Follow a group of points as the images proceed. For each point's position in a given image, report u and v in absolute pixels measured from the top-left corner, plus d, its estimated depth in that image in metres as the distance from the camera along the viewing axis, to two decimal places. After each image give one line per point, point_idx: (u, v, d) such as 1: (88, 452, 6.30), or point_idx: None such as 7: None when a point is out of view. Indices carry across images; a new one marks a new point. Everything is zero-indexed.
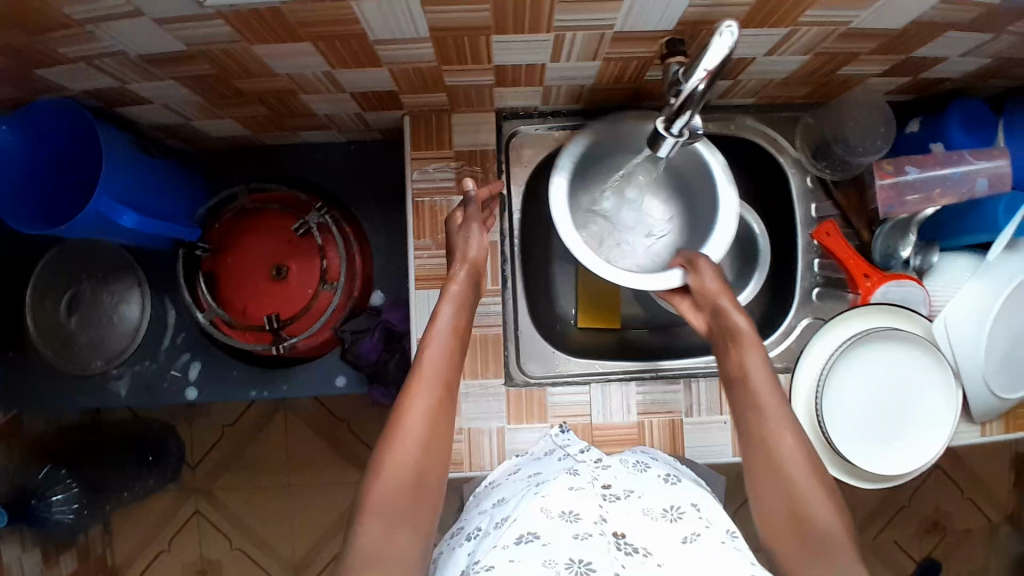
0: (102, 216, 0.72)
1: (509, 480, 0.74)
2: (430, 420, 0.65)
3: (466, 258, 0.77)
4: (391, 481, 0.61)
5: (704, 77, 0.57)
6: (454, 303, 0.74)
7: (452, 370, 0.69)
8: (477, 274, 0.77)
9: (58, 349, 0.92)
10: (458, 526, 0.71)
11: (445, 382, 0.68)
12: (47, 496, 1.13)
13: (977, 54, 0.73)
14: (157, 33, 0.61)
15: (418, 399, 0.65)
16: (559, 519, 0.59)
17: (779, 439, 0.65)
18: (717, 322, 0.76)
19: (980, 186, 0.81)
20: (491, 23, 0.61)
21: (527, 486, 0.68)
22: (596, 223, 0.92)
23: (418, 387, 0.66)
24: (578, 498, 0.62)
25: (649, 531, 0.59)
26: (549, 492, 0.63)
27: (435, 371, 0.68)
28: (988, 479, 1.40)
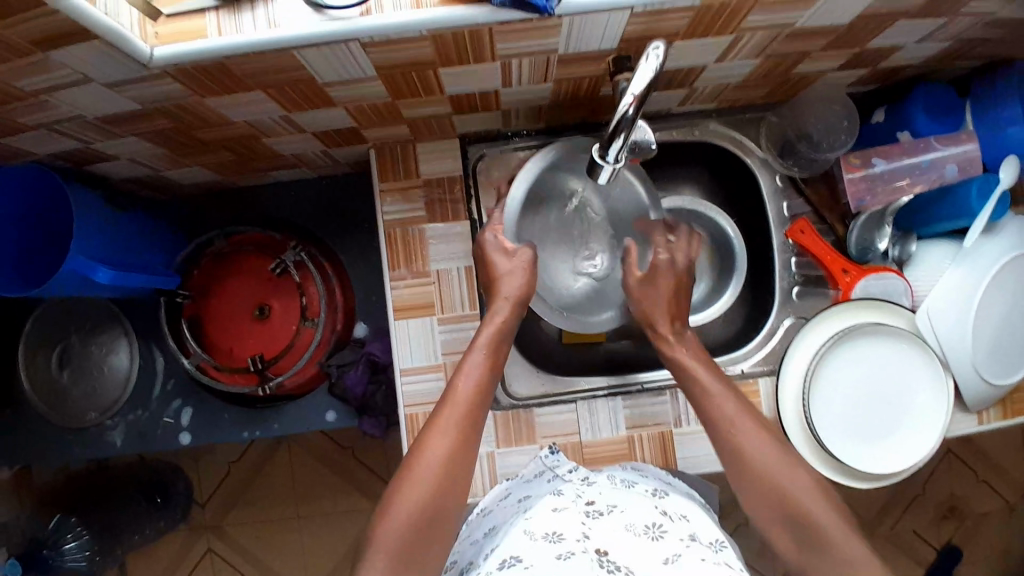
0: (76, 274, 0.73)
1: (499, 505, 0.74)
2: (451, 457, 0.63)
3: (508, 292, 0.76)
4: (399, 520, 0.59)
5: (632, 102, 0.57)
6: (494, 335, 0.73)
7: (479, 408, 0.68)
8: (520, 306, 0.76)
9: (51, 404, 0.94)
10: (451, 559, 0.71)
11: (472, 420, 0.66)
12: (60, 545, 1.20)
13: (932, 39, 0.72)
14: (108, 95, 0.62)
15: (441, 433, 0.64)
16: (542, 542, 0.59)
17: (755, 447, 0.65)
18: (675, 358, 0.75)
19: (949, 172, 0.82)
20: (435, 57, 0.62)
21: (516, 510, 0.68)
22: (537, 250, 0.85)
23: (441, 420, 0.65)
24: (561, 519, 0.62)
25: (634, 548, 0.58)
26: (533, 517, 0.63)
27: (464, 406, 0.67)
28: (1002, 460, 1.38)
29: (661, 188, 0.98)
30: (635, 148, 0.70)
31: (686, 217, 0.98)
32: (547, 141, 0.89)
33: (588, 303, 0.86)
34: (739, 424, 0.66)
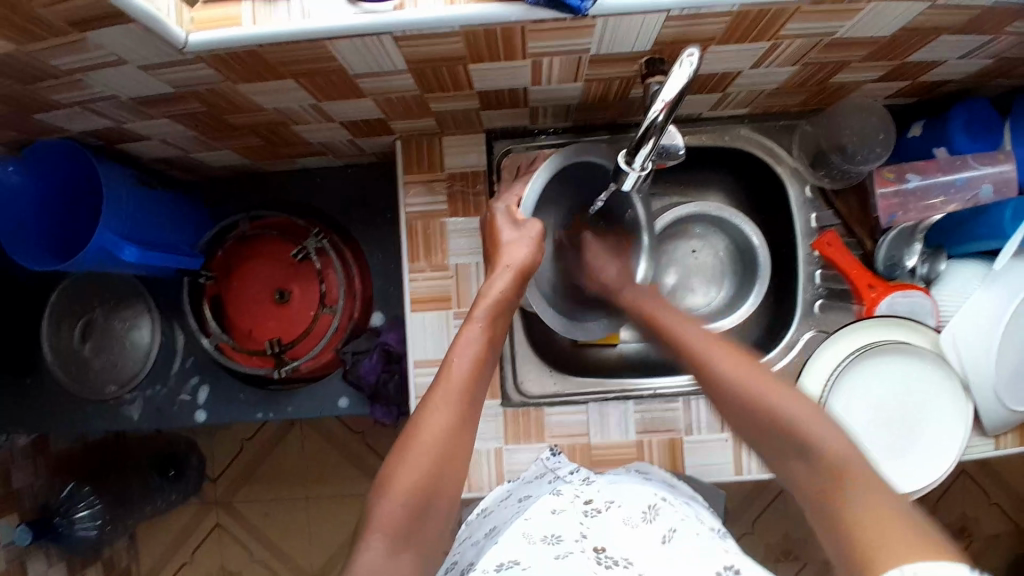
0: (104, 252, 0.75)
1: (499, 507, 0.75)
2: (449, 438, 0.62)
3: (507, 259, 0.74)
4: (399, 502, 0.58)
5: (662, 108, 0.57)
6: (490, 309, 0.71)
7: (476, 386, 0.67)
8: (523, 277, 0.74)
9: (74, 374, 0.96)
10: (449, 561, 0.71)
11: (469, 398, 0.65)
12: (71, 514, 1.20)
13: (977, 55, 0.70)
14: (142, 77, 0.63)
15: (439, 411, 0.63)
16: (540, 543, 0.59)
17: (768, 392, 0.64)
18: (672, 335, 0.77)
19: (984, 192, 0.80)
20: (465, 53, 0.62)
21: (514, 510, 0.69)
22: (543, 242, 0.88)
23: (440, 399, 0.64)
24: (559, 520, 0.62)
25: (630, 542, 0.59)
26: (531, 517, 0.64)
27: (458, 386, 0.65)
28: (1018, 485, 1.35)
29: (685, 192, 0.97)
30: (662, 152, 0.69)
31: (710, 223, 0.96)
32: (574, 139, 0.88)
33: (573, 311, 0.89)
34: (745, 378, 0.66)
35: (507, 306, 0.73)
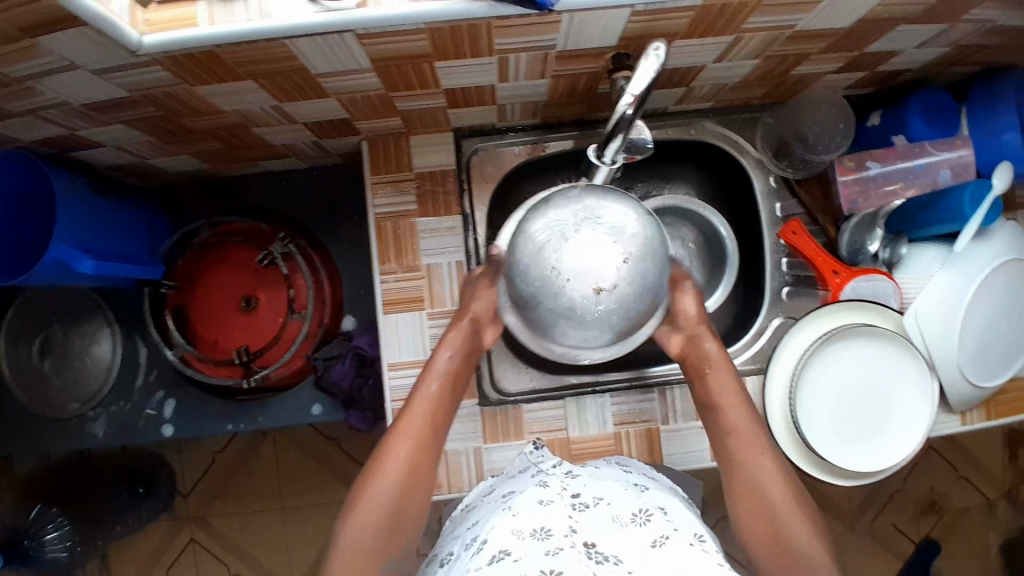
0: (61, 263, 0.71)
1: (484, 501, 0.75)
2: (412, 461, 0.67)
3: (466, 308, 0.75)
4: (366, 520, 0.64)
5: (631, 102, 0.57)
6: (454, 350, 0.74)
7: (441, 412, 0.71)
8: (478, 325, 0.75)
9: (34, 393, 0.93)
10: (433, 553, 0.73)
11: (434, 425, 0.70)
12: (41, 536, 1.21)
13: (932, 44, 0.72)
14: (98, 83, 0.60)
15: (403, 437, 0.68)
16: (529, 537, 0.59)
17: (755, 464, 0.67)
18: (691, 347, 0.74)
19: (943, 177, 0.83)
20: (431, 51, 0.61)
21: (499, 504, 0.69)
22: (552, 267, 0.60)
23: (405, 427, 0.69)
24: (547, 513, 0.63)
25: (619, 539, 0.60)
26: (519, 509, 0.63)
27: (423, 414, 0.70)
28: (982, 458, 1.41)
29: (654, 184, 0.97)
30: (630, 146, 0.67)
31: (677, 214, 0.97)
32: (541, 136, 0.88)
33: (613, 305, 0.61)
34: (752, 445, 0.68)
35: (470, 350, 0.75)
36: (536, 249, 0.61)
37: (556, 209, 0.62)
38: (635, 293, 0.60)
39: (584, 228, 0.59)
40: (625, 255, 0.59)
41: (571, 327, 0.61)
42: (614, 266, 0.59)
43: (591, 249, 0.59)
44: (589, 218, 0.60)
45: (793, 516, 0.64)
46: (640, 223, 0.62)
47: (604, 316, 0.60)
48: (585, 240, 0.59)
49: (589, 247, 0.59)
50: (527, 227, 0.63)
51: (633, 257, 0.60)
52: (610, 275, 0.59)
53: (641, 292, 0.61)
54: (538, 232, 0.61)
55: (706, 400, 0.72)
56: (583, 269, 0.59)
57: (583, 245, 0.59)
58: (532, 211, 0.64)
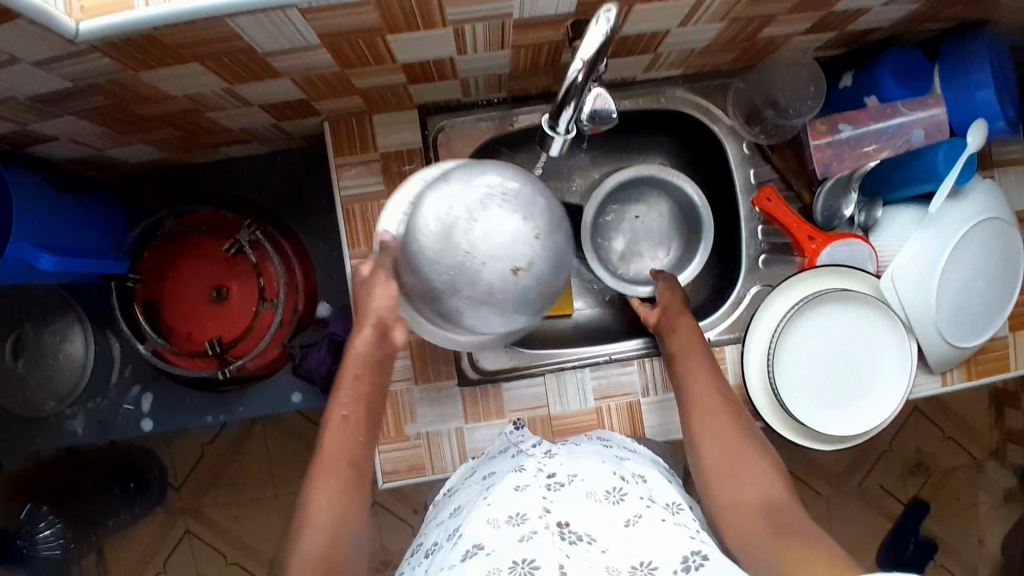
0: (20, 263, 0.70)
1: (465, 485, 0.75)
2: (338, 509, 0.60)
3: (364, 311, 0.63)
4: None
5: (581, 68, 0.56)
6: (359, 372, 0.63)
7: (358, 443, 0.63)
8: (383, 327, 0.63)
9: (9, 393, 0.91)
10: (418, 542, 0.73)
11: (356, 463, 0.62)
12: (33, 533, 1.20)
13: (901, 0, 0.70)
14: (39, 74, 0.58)
15: (321, 487, 0.60)
16: (505, 524, 0.59)
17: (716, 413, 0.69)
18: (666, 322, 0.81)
19: (916, 137, 0.81)
20: (380, 24, 0.59)
21: (480, 489, 0.69)
22: (457, 259, 0.59)
23: (321, 475, 0.61)
24: (522, 498, 0.62)
25: (593, 515, 0.60)
26: (495, 500, 0.63)
27: (340, 452, 0.62)
28: (968, 417, 1.41)
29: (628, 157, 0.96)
30: (594, 117, 0.64)
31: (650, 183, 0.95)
32: (510, 109, 0.86)
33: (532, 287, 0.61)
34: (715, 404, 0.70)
35: (376, 362, 0.63)
36: (444, 237, 0.59)
37: (456, 193, 0.60)
38: (547, 267, 0.61)
39: (490, 209, 0.59)
40: (533, 230, 0.59)
41: (490, 309, 0.61)
42: (525, 242, 0.59)
43: (501, 230, 0.59)
44: (492, 198, 0.59)
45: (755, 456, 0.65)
46: (540, 195, 0.62)
47: (523, 294, 0.60)
48: (494, 222, 0.58)
49: (498, 227, 0.58)
50: (425, 215, 0.60)
51: (541, 234, 0.60)
52: (523, 253, 0.59)
53: (554, 265, 0.61)
54: (441, 218, 0.59)
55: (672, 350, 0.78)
56: (496, 251, 0.58)
57: (492, 226, 0.58)
58: (429, 197, 0.61)
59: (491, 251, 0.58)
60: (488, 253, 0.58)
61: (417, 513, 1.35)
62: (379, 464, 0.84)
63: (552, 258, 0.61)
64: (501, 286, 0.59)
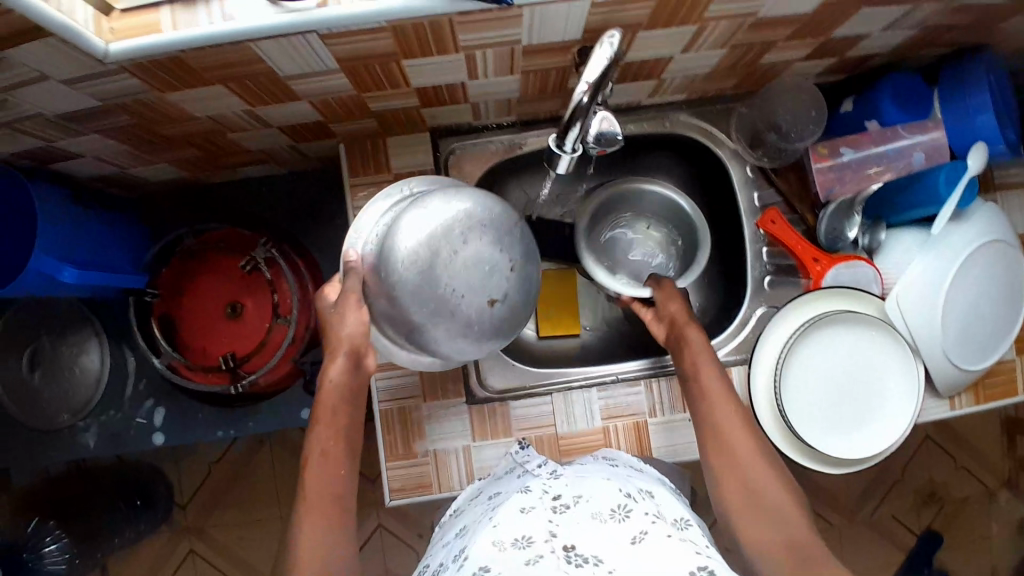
0: (43, 275, 0.72)
1: (470, 505, 0.75)
2: (328, 550, 0.60)
3: (338, 338, 0.65)
4: None
5: (586, 91, 0.57)
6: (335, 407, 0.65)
7: (345, 482, 0.63)
8: (356, 355, 0.66)
9: (25, 405, 0.93)
10: (424, 563, 0.72)
11: (342, 502, 0.63)
12: (39, 549, 1.21)
13: (898, 28, 0.72)
14: (69, 93, 0.61)
15: (310, 529, 0.60)
16: (512, 548, 0.59)
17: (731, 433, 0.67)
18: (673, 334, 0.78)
19: (916, 160, 0.83)
20: (396, 50, 0.62)
21: (486, 510, 0.69)
22: (439, 292, 0.62)
23: (309, 516, 0.61)
24: (528, 521, 0.62)
25: (599, 536, 0.60)
26: (501, 521, 0.63)
27: (322, 493, 0.62)
28: (981, 446, 1.40)
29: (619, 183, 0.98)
30: (599, 139, 0.65)
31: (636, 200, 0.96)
32: (519, 133, 0.89)
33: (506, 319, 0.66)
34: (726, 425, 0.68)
35: (350, 393, 0.65)
36: (425, 268, 0.62)
37: (433, 225, 0.63)
38: (520, 297, 0.66)
39: (469, 244, 0.63)
40: (508, 264, 0.65)
41: (463, 339, 0.65)
42: (501, 276, 0.64)
43: (479, 263, 0.63)
44: (470, 231, 0.64)
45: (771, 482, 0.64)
46: (513, 227, 0.67)
47: (498, 323, 0.65)
48: (474, 256, 0.63)
49: (478, 261, 0.63)
50: (404, 244, 0.62)
51: (515, 267, 0.65)
52: (499, 286, 0.64)
53: (525, 296, 0.67)
54: (422, 248, 0.62)
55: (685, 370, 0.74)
56: (475, 284, 0.63)
57: (472, 262, 0.63)
58: (406, 224, 0.63)
59: (471, 284, 0.63)
60: (468, 286, 0.63)
61: (421, 537, 1.34)
62: (385, 480, 0.85)
63: (524, 289, 0.67)
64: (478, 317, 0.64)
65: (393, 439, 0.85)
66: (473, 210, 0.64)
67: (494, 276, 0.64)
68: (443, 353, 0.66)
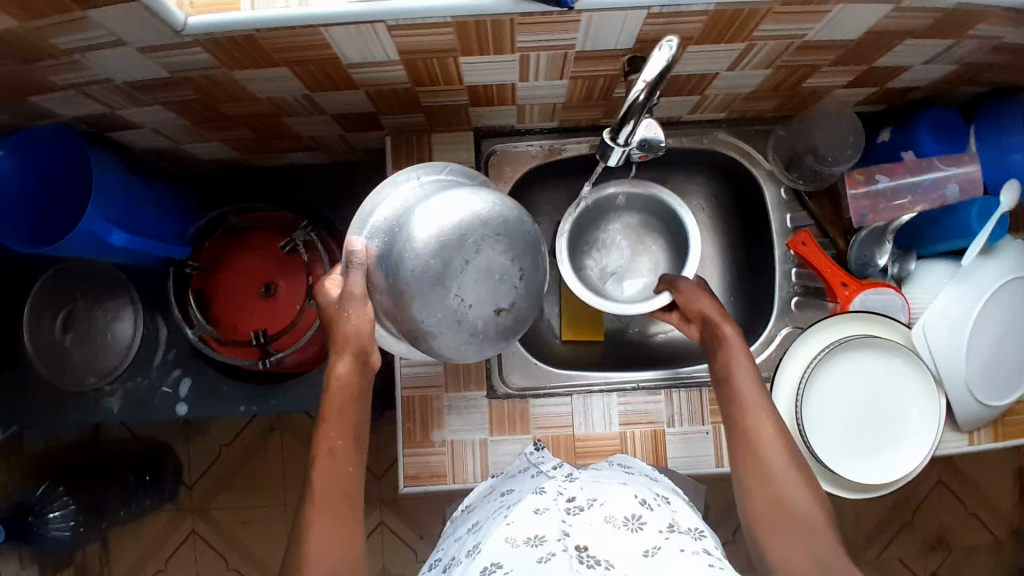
0: (92, 236, 0.75)
1: (483, 502, 0.76)
2: (336, 543, 0.61)
3: (344, 337, 0.65)
4: None
5: (643, 89, 0.59)
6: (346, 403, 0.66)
7: (353, 477, 0.65)
8: (362, 356, 0.66)
9: (54, 366, 0.96)
10: (435, 557, 0.73)
11: (348, 496, 0.64)
12: (45, 513, 1.18)
13: (941, 61, 0.74)
14: (140, 60, 0.64)
15: (318, 521, 0.62)
16: (522, 546, 0.60)
17: (767, 438, 0.68)
18: (708, 331, 0.77)
19: (951, 192, 0.84)
20: (456, 46, 0.64)
21: (499, 507, 0.70)
22: (446, 302, 0.61)
23: (318, 510, 0.62)
24: (541, 521, 0.63)
25: (611, 541, 0.60)
26: (514, 519, 0.65)
27: (334, 482, 0.64)
28: (993, 495, 1.38)
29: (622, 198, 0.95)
30: (643, 145, 0.68)
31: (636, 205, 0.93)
32: (559, 140, 0.91)
33: (516, 326, 0.64)
34: (763, 429, 0.69)
35: (358, 390, 0.66)
36: (435, 277, 0.60)
37: (443, 229, 0.60)
38: (530, 306, 0.65)
39: (480, 252, 0.61)
40: (519, 271, 0.63)
41: (468, 348, 0.63)
42: (511, 285, 0.62)
43: (489, 272, 0.61)
44: (481, 238, 0.61)
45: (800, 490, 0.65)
46: (527, 230, 0.64)
47: (506, 332, 0.64)
48: (485, 265, 0.61)
49: (488, 271, 0.61)
50: (413, 250, 0.61)
51: (526, 276, 0.63)
52: (508, 295, 0.62)
53: (533, 304, 0.65)
54: (432, 257, 0.60)
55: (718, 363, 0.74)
56: (482, 294, 0.61)
57: (481, 271, 0.61)
58: (416, 229, 0.61)
59: (478, 295, 0.61)
60: (475, 297, 0.61)
61: (422, 539, 1.34)
62: (401, 467, 0.86)
63: (534, 297, 0.65)
64: (485, 326, 0.62)
65: (412, 427, 0.86)
66: (486, 214, 0.62)
67: (504, 285, 0.62)
68: (446, 358, 0.65)
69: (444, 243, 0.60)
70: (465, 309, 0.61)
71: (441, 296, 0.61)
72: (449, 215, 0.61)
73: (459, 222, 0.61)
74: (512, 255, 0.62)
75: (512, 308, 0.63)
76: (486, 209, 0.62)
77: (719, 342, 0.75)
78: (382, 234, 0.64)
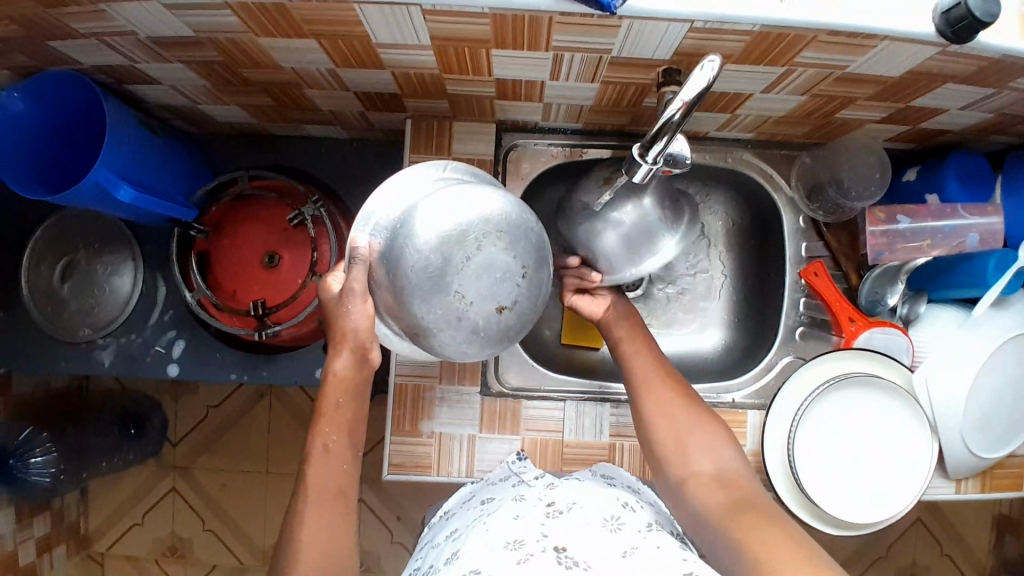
0: (100, 189, 0.74)
1: (463, 508, 0.75)
2: (330, 534, 0.59)
3: (343, 331, 0.65)
4: None
5: (680, 108, 0.57)
6: (342, 397, 0.65)
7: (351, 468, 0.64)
8: (361, 351, 0.66)
9: (50, 313, 0.95)
10: (412, 568, 0.71)
11: (341, 492, 0.62)
12: (27, 457, 1.12)
13: (978, 108, 0.72)
14: (167, 18, 0.62)
15: (304, 511, 0.60)
16: (503, 549, 0.59)
17: (664, 396, 0.72)
18: (614, 313, 0.82)
19: (970, 241, 0.81)
20: (491, 37, 0.63)
21: (483, 512, 0.70)
22: (444, 297, 0.59)
23: (303, 502, 0.60)
24: (521, 524, 0.63)
25: (590, 542, 0.59)
26: (493, 526, 0.64)
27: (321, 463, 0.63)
28: (970, 539, 1.38)
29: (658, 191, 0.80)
30: (669, 159, 0.67)
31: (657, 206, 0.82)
32: (581, 142, 0.90)
33: (517, 326, 0.62)
34: (656, 387, 0.73)
35: (359, 387, 0.66)
36: (436, 274, 0.59)
37: (446, 226, 0.59)
38: (534, 305, 0.63)
39: (482, 250, 0.59)
40: (522, 268, 0.61)
41: (469, 345, 0.62)
42: (515, 283, 0.60)
43: (492, 270, 0.60)
44: (486, 235, 0.59)
45: (702, 437, 0.69)
46: (534, 228, 0.62)
47: (507, 332, 0.62)
48: (487, 262, 0.59)
49: (490, 267, 0.59)
50: (415, 246, 0.59)
51: (530, 274, 0.61)
52: (510, 293, 0.60)
53: (535, 303, 0.63)
54: (434, 253, 0.59)
55: (613, 340, 0.80)
56: (483, 290, 0.60)
57: (483, 268, 0.59)
58: (417, 225, 0.60)
59: (478, 292, 0.60)
60: (475, 294, 0.59)
61: (399, 520, 1.34)
62: (387, 454, 0.85)
63: (536, 296, 0.63)
64: (485, 324, 0.61)
65: (402, 415, 0.86)
66: (487, 210, 0.60)
67: (507, 281, 0.60)
68: (448, 356, 0.63)
69: (447, 241, 0.59)
70: (464, 304, 0.59)
71: (439, 293, 0.59)
72: (452, 211, 0.59)
73: (463, 219, 0.59)
74: (516, 253, 0.60)
75: (513, 307, 0.61)
76: (491, 207, 0.60)
77: (614, 321, 0.82)
78: (382, 230, 0.63)
